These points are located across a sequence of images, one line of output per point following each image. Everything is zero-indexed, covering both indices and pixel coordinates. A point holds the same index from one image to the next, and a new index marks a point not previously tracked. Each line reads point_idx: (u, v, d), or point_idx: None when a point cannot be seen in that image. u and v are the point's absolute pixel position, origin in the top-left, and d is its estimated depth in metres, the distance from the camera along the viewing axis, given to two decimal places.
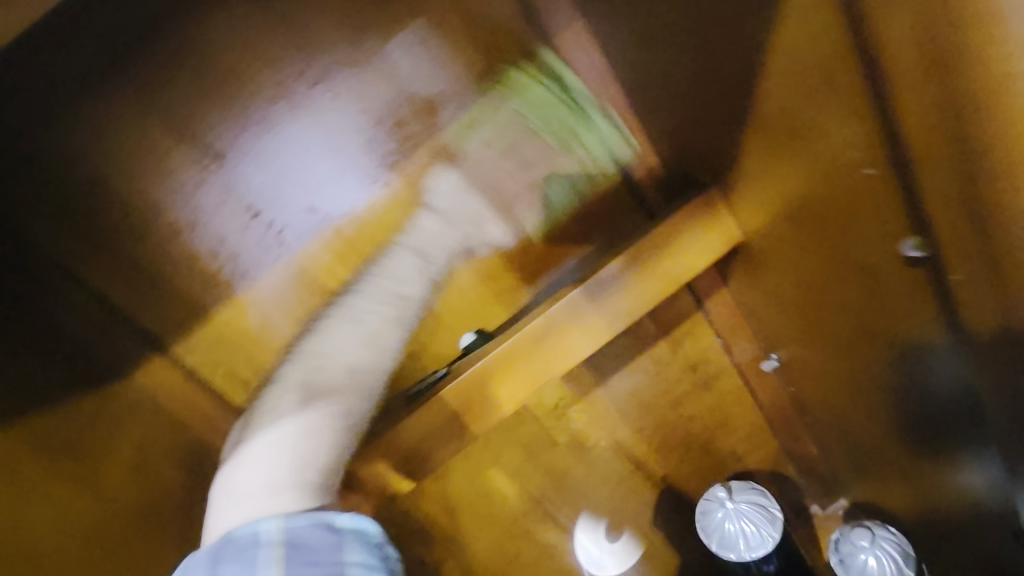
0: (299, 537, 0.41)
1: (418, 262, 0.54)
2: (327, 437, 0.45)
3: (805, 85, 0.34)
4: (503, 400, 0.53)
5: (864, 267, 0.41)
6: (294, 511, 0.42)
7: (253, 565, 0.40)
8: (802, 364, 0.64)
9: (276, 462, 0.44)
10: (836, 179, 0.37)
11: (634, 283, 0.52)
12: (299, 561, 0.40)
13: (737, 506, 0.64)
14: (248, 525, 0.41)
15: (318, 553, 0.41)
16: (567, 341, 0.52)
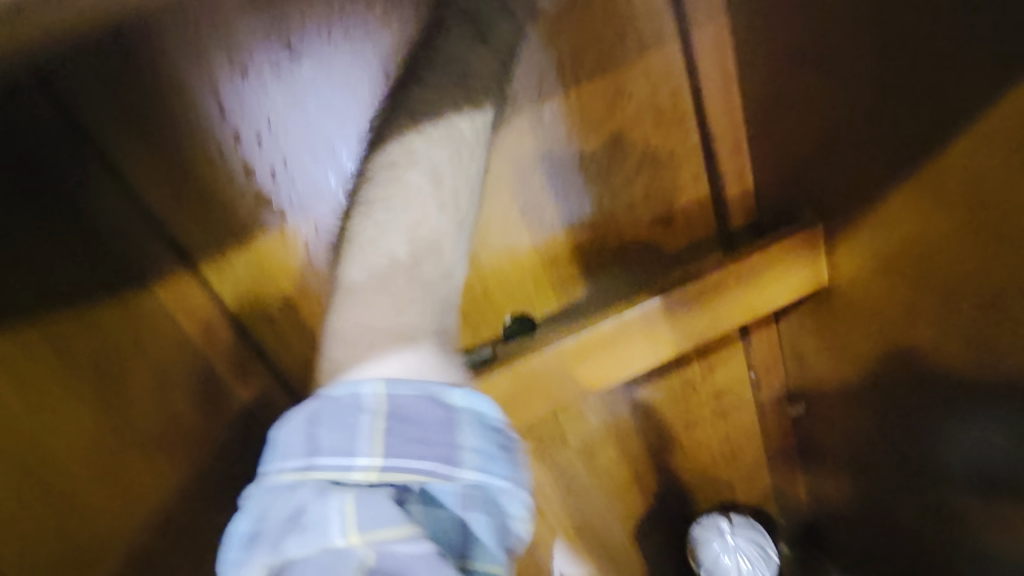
0: (404, 408, 0.37)
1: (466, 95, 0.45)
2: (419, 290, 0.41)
3: (1017, 154, 0.34)
4: (552, 395, 0.51)
5: (984, 343, 0.42)
6: (401, 378, 0.37)
7: (353, 430, 0.36)
8: (831, 415, 0.64)
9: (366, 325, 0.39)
10: (1002, 252, 0.38)
11: (714, 305, 0.51)
12: (404, 434, 0.36)
13: (736, 540, 0.64)
14: (350, 385, 0.37)
15: (426, 428, 0.37)
16: (635, 348, 0.50)
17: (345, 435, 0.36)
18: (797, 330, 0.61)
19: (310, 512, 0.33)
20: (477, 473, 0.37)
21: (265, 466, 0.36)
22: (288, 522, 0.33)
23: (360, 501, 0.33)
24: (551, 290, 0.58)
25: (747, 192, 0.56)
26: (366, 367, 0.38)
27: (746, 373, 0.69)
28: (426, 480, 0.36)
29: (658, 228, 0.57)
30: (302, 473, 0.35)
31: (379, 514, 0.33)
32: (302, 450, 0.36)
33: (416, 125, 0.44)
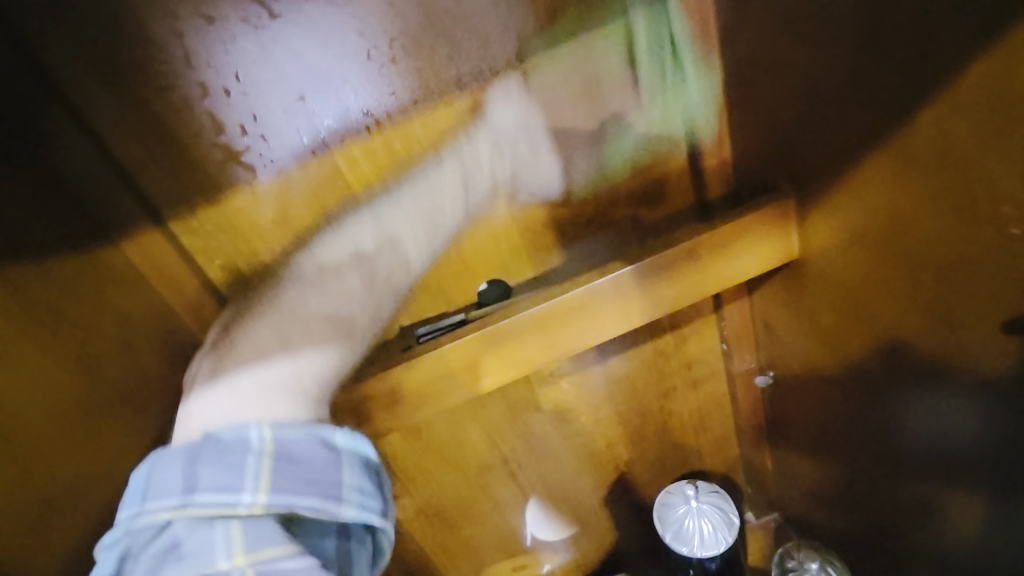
0: (290, 449, 0.43)
1: (459, 182, 0.51)
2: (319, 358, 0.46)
3: (989, 126, 0.34)
4: (522, 360, 0.51)
5: (944, 316, 0.43)
6: (287, 423, 0.43)
7: (239, 471, 0.41)
8: (798, 386, 0.66)
9: (270, 370, 0.45)
10: (965, 226, 0.38)
11: (686, 274, 0.51)
12: (290, 473, 0.42)
13: (700, 505, 0.66)
14: (237, 428, 0.42)
15: (313, 468, 0.43)
16: (606, 317, 0.51)
17: (229, 475, 0.40)
18: (768, 303, 0.62)
19: (187, 544, 0.39)
20: (354, 508, 0.44)
21: (138, 504, 0.40)
22: (161, 555, 0.39)
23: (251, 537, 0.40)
24: (528, 259, 0.58)
25: (725, 163, 0.56)
26: (254, 412, 0.43)
27: (718, 345, 0.70)
28: (313, 514, 0.43)
29: (636, 198, 0.57)
30: (176, 510, 0.39)
31: (264, 533, 0.40)
32: (179, 488, 0.40)
33: (395, 193, 0.50)
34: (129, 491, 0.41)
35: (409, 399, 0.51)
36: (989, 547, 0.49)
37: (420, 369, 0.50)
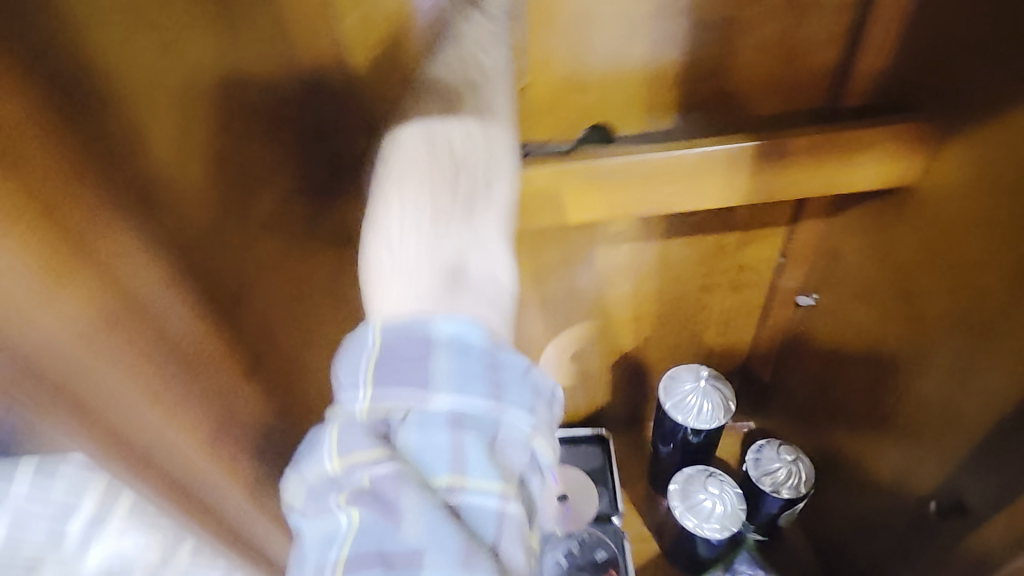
0: (391, 341, 0.37)
1: (483, 21, 0.48)
2: (400, 219, 0.40)
3: None
4: (617, 205, 0.53)
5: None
6: (388, 315, 0.38)
7: (348, 368, 0.37)
8: (834, 314, 0.69)
9: (369, 247, 0.40)
10: None
11: (798, 167, 0.52)
12: (389, 366, 0.37)
13: (706, 386, 0.74)
14: (353, 329, 0.39)
15: (411, 354, 0.37)
16: (709, 186, 0.52)
17: (344, 372, 0.38)
18: (849, 230, 0.63)
19: (314, 442, 0.38)
20: (454, 394, 0.37)
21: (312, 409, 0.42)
22: (305, 452, 0.39)
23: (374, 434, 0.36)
24: (643, 112, 0.57)
25: (880, 70, 0.54)
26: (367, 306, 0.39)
27: (776, 256, 0.72)
28: (409, 408, 0.37)
29: (773, 82, 0.56)
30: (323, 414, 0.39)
31: (359, 437, 0.36)
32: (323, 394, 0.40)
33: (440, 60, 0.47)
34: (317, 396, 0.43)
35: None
36: (944, 488, 0.55)
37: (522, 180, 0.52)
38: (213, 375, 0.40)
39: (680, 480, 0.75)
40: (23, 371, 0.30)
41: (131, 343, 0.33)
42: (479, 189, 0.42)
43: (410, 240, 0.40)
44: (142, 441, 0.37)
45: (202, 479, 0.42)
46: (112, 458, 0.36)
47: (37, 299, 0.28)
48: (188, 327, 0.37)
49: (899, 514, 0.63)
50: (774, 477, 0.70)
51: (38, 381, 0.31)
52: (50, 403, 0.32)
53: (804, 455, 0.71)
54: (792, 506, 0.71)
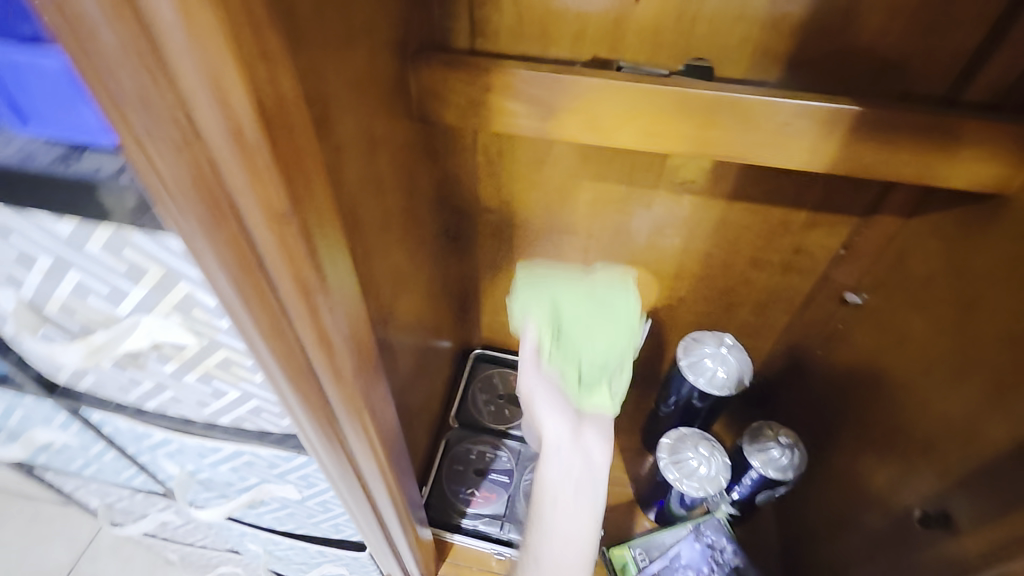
0: None
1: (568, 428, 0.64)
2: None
3: None
4: (691, 141, 0.52)
5: None
6: None
7: None
8: (878, 318, 0.67)
9: None
10: None
11: (892, 148, 0.49)
12: None
13: (726, 354, 0.74)
14: None
15: None
16: (796, 142, 0.50)
17: None
18: (925, 234, 0.61)
19: None
20: None
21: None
22: None
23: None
24: (748, 58, 0.55)
25: (1018, 69, 0.49)
26: None
27: (837, 246, 0.70)
28: None
29: (895, 51, 0.52)
30: None
31: None
32: None
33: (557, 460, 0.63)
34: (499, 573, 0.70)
35: (572, 110, 0.52)
36: (937, 505, 0.56)
37: (603, 93, 0.50)
38: (323, 238, 0.31)
39: (673, 436, 0.76)
40: (199, 186, 0.25)
41: (257, 160, 0.25)
42: (583, 527, 0.61)
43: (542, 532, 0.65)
44: (264, 282, 0.30)
45: (307, 356, 0.36)
46: (260, 305, 0.31)
47: (206, 76, 0.22)
48: (306, 185, 0.29)
49: (884, 518, 0.64)
50: (767, 455, 0.71)
51: (226, 218, 0.27)
52: (229, 252, 0.28)
53: (801, 445, 0.71)
54: (775, 486, 0.73)
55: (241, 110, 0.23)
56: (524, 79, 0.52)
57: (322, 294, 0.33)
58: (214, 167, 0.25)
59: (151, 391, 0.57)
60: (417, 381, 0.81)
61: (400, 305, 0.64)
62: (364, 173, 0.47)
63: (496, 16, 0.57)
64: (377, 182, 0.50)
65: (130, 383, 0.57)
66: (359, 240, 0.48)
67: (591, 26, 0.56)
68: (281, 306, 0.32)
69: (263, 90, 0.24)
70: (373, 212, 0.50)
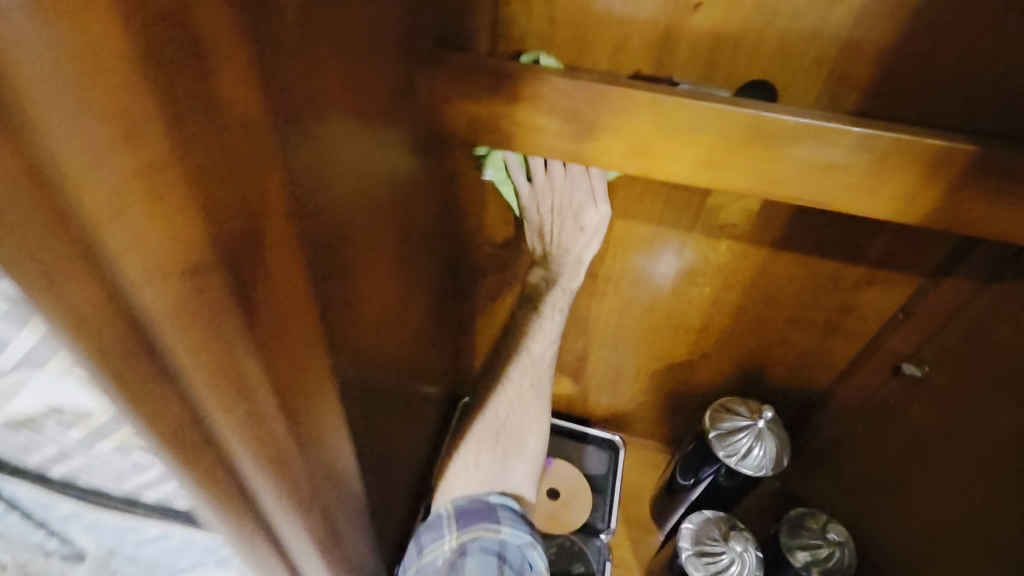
0: (468, 508, 0.52)
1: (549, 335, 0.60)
2: (475, 457, 0.56)
3: None
4: (764, 177, 0.42)
5: None
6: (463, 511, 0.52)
7: (439, 528, 0.51)
8: (943, 395, 0.58)
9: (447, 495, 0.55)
10: None
11: (1005, 202, 0.40)
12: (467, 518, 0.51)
13: (763, 429, 0.62)
14: (435, 524, 0.51)
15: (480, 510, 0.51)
16: (890, 188, 0.40)
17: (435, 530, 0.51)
18: (1008, 302, 0.52)
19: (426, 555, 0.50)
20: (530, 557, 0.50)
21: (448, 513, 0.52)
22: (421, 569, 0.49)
23: (423, 527, 0.52)
24: (819, 85, 0.46)
25: None
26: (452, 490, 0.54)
27: (894, 308, 0.61)
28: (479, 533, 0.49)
29: (996, 85, 0.43)
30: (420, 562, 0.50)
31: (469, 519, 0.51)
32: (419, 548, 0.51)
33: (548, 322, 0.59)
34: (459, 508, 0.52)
35: (615, 130, 0.42)
36: None
37: (658, 110, 0.40)
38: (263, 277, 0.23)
39: (696, 522, 0.65)
40: (36, 224, 0.15)
41: (125, 106, 0.15)
42: (537, 365, 0.59)
43: (452, 471, 0.57)
44: (144, 357, 0.20)
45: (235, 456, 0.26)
46: (152, 402, 0.21)
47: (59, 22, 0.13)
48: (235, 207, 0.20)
49: None
50: (811, 553, 0.59)
51: (95, 271, 0.17)
52: (100, 328, 0.18)
53: (852, 543, 0.60)
54: None
55: (114, 54, 0.14)
56: (555, 88, 0.41)
57: (249, 338, 0.22)
58: (55, 170, 0.15)
59: (55, 457, 0.44)
60: (404, 437, 0.69)
61: (386, 355, 0.53)
62: (346, 196, 0.36)
63: (523, 16, 0.47)
64: (362, 205, 0.39)
65: (23, 446, 0.44)
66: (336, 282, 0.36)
67: (634, 36, 0.47)
68: (179, 377, 0.21)
69: (170, 40, 0.16)
70: (355, 244, 0.39)
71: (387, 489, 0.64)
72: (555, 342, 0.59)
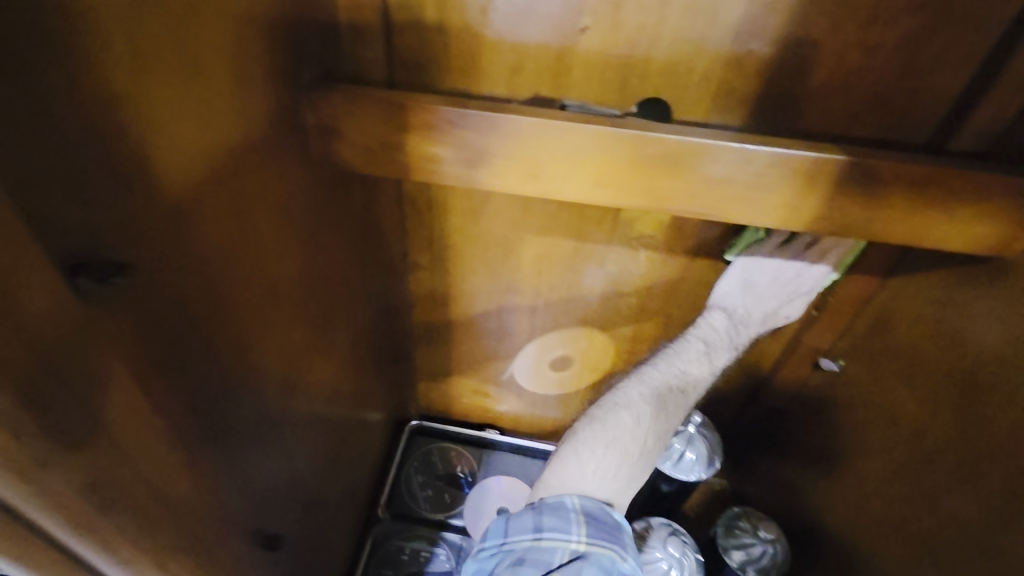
0: (598, 512, 0.46)
1: (698, 346, 0.56)
2: (618, 445, 0.49)
3: None
4: (654, 192, 0.43)
5: None
6: (593, 513, 0.46)
7: (566, 519, 0.45)
8: (858, 387, 0.61)
9: (573, 476, 0.48)
10: None
11: (877, 206, 0.42)
12: (599, 526, 0.45)
13: (694, 433, 0.64)
14: (563, 509, 0.46)
15: (608, 525, 0.46)
16: (771, 198, 0.42)
17: (561, 521, 0.45)
18: (905, 295, 0.55)
19: (542, 543, 0.45)
20: None
21: (579, 503, 0.46)
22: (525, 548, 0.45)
23: (544, 508, 0.46)
24: (706, 104, 0.48)
25: (1003, 118, 0.43)
26: (576, 479, 0.48)
27: (809, 308, 0.63)
28: (606, 550, 0.45)
29: (864, 99, 0.46)
30: (531, 541, 0.45)
31: (600, 527, 0.45)
32: (531, 527, 0.46)
33: (710, 336, 0.57)
34: (592, 506, 0.46)
35: (508, 154, 0.43)
36: None
37: (545, 134, 0.41)
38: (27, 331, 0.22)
39: (637, 530, 0.65)
40: None
41: None
42: (691, 381, 0.55)
43: (576, 451, 0.49)
44: None
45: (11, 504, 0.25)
46: None
47: None
48: None
49: None
50: (746, 552, 0.61)
51: None
52: None
53: (782, 538, 0.62)
54: None
55: None
56: (446, 117, 0.42)
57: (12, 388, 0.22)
58: None
59: None
60: (340, 469, 0.67)
61: (300, 394, 0.51)
62: (220, 238, 0.35)
63: (418, 46, 0.47)
64: (250, 243, 0.38)
65: None
66: (214, 326, 0.35)
67: (527, 64, 0.48)
68: None
69: None
70: (241, 286, 0.38)
71: (318, 530, 0.61)
72: (710, 373, 0.56)
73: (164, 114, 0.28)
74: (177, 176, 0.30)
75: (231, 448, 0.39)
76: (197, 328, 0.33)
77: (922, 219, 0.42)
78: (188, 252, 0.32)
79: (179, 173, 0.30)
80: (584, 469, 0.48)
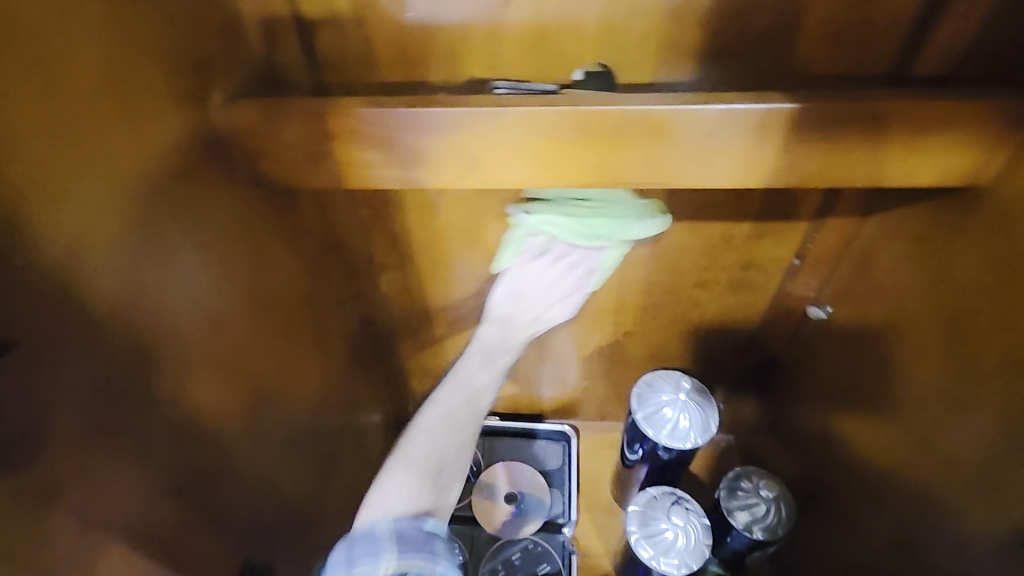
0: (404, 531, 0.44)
1: (485, 360, 0.58)
2: (408, 478, 0.49)
3: None
4: (600, 167, 0.41)
5: None
6: (394, 542, 0.43)
7: (372, 552, 0.43)
8: (850, 331, 0.59)
9: (376, 507, 0.47)
10: None
11: (839, 151, 0.39)
12: (410, 542, 0.43)
13: (685, 399, 0.63)
14: (367, 540, 0.43)
15: (415, 538, 0.44)
16: (724, 156, 0.40)
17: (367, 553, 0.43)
18: (885, 233, 0.53)
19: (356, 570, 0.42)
20: None
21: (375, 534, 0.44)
22: None
23: (353, 542, 0.44)
24: (652, 62, 0.45)
25: (967, 35, 0.41)
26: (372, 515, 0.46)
27: (790, 257, 0.62)
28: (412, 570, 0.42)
29: (822, 34, 0.43)
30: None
31: (405, 540, 0.44)
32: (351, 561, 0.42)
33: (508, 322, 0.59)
34: (378, 536, 0.44)
35: (439, 149, 0.40)
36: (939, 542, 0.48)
37: (474, 123, 0.39)
38: None
39: (641, 503, 0.64)
40: None
41: None
42: (474, 393, 0.56)
43: (382, 486, 0.48)
44: None
45: None
46: None
47: None
48: None
49: (875, 542, 0.56)
50: (750, 512, 0.60)
51: None
52: None
53: (787, 494, 0.61)
54: (764, 547, 0.61)
55: None
56: (369, 118, 0.40)
57: None
58: None
59: None
60: (337, 475, 0.67)
61: (272, 420, 0.50)
62: (130, 282, 0.33)
63: (340, 42, 0.44)
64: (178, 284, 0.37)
65: None
66: (138, 378, 0.33)
67: (457, 44, 0.44)
68: None
69: None
70: (172, 327, 0.36)
71: (317, 543, 0.61)
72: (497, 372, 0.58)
73: (13, 163, 0.26)
74: (57, 227, 0.28)
75: (191, 489, 0.38)
76: (111, 382, 0.32)
77: (889, 156, 0.40)
78: (85, 305, 0.30)
79: (65, 225, 0.28)
80: (380, 508, 0.46)
